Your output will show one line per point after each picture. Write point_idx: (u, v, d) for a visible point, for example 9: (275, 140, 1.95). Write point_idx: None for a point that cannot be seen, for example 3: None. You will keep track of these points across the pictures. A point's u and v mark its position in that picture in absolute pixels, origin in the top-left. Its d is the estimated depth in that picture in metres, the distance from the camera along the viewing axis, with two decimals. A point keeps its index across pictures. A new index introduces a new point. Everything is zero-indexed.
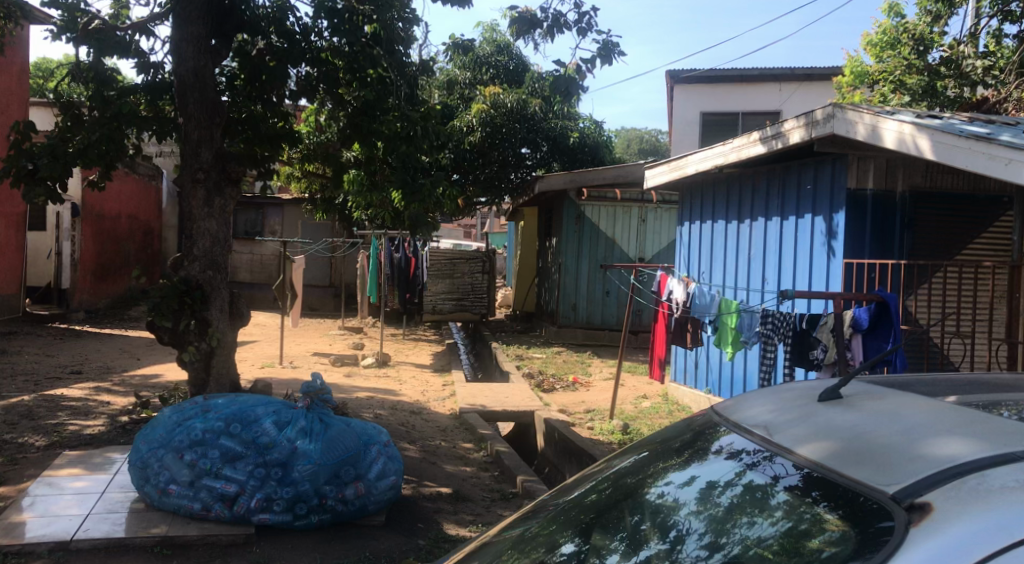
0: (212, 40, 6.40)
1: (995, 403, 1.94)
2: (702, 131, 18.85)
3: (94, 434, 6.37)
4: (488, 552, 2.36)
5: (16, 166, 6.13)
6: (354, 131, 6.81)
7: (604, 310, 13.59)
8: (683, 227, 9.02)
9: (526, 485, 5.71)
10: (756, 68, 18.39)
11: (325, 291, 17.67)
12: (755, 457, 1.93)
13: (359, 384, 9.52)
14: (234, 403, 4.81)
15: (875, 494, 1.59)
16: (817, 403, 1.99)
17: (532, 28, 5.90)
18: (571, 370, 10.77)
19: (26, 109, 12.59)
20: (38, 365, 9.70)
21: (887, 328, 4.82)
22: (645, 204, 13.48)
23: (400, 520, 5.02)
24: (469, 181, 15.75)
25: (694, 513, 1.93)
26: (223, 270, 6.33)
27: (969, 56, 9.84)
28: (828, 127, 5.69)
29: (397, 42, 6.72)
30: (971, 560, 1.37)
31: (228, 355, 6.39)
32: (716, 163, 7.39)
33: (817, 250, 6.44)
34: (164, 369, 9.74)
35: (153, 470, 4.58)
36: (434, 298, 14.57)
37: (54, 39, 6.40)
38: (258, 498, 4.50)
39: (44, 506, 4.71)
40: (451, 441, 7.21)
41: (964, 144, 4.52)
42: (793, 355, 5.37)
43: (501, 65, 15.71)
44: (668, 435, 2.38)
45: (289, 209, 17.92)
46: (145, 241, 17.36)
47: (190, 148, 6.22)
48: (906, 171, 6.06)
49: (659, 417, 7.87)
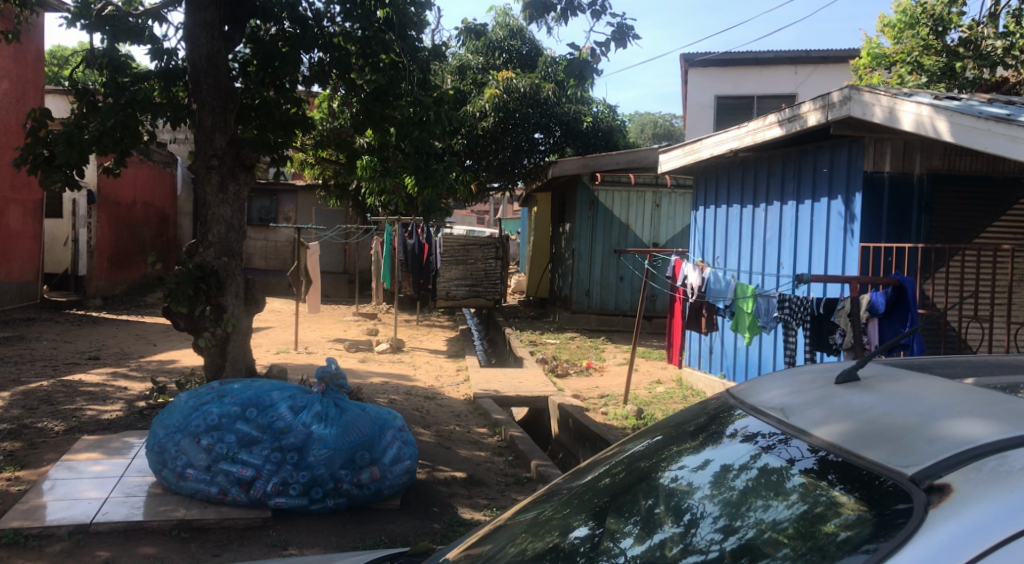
0: (224, 27, 6.42)
1: (1015, 386, 1.92)
2: (716, 114, 18.71)
3: (112, 419, 6.44)
4: (503, 535, 2.36)
5: (33, 154, 6.18)
6: (367, 116, 6.94)
7: (618, 295, 13.61)
8: (697, 212, 8.99)
9: (540, 469, 5.72)
10: (772, 51, 18.17)
11: (339, 277, 17.78)
12: (769, 440, 1.91)
13: (373, 370, 9.60)
14: (250, 387, 4.81)
15: (892, 476, 1.58)
16: (834, 385, 1.97)
17: (545, 12, 5.85)
18: (584, 355, 10.76)
19: (41, 96, 12.65)
20: (57, 350, 9.81)
21: (904, 312, 4.77)
22: (659, 189, 13.43)
23: (416, 504, 5.07)
24: (482, 167, 15.87)
25: (708, 497, 1.92)
26: (237, 256, 6.37)
27: (988, 37, 9.35)
28: (844, 110, 5.61)
29: (409, 27, 6.62)
30: (978, 550, 1.36)
31: (244, 340, 6.44)
32: (732, 147, 7.31)
33: (833, 233, 6.38)
34: (180, 355, 9.83)
35: (170, 454, 4.62)
36: (447, 284, 14.65)
37: (69, 25, 6.42)
38: (274, 482, 4.54)
39: (64, 490, 4.77)
40: (465, 426, 7.24)
41: (984, 126, 4.47)
42: (813, 338, 5.34)
43: (514, 50, 15.68)
44: (683, 418, 2.37)
45: (303, 196, 18.00)
46: (161, 227, 17.48)
47: (203, 134, 6.23)
48: (924, 154, 5.99)
49: (673, 402, 7.88)
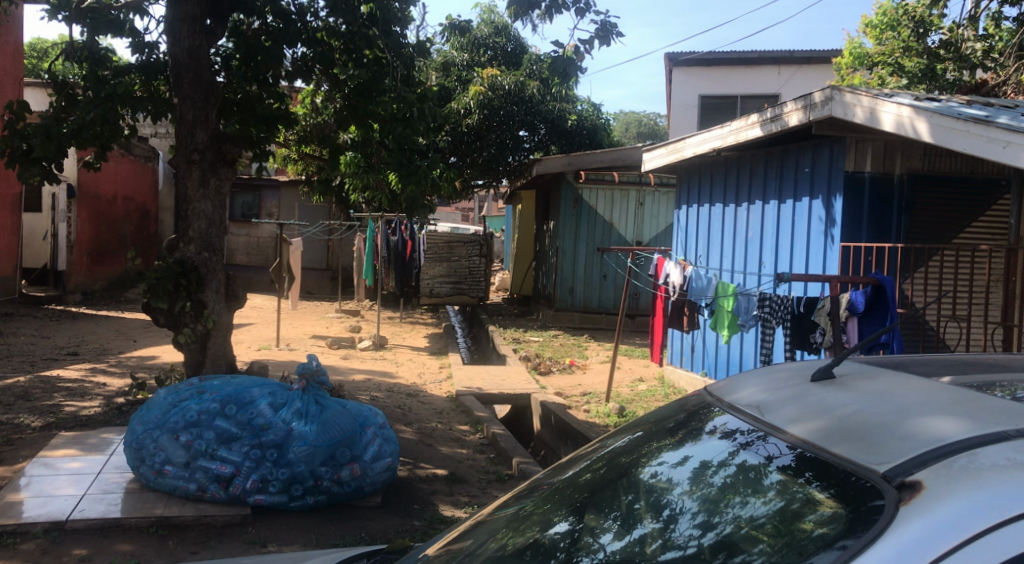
0: (206, 20, 6.35)
1: (990, 385, 1.93)
2: (700, 114, 18.79)
3: (90, 415, 6.39)
4: (482, 531, 2.36)
5: (10, 146, 6.05)
6: (351, 112, 6.94)
7: (601, 293, 13.65)
8: (680, 211, 9.03)
9: (522, 467, 5.72)
10: (755, 51, 18.26)
11: (321, 274, 17.72)
12: (748, 436, 1.92)
13: (355, 367, 9.54)
14: (230, 384, 4.78)
15: (865, 473, 1.59)
16: (809, 382, 1.99)
17: (530, 9, 5.84)
18: (567, 353, 10.78)
19: (19, 88, 12.51)
20: (35, 346, 9.71)
21: (884, 311, 4.81)
22: (643, 187, 13.49)
23: (397, 501, 5.06)
24: (467, 165, 15.80)
25: (687, 493, 1.92)
26: (218, 252, 6.32)
27: (969, 39, 9.61)
28: (826, 111, 5.65)
29: (394, 22, 6.54)
30: (939, 551, 1.37)
31: (224, 337, 6.39)
32: (715, 146, 7.34)
33: (815, 235, 6.42)
34: (160, 351, 9.75)
35: (148, 451, 4.58)
36: (431, 281, 14.58)
37: (48, 17, 6.35)
38: (253, 479, 4.52)
39: (40, 486, 4.72)
40: (447, 423, 7.21)
41: (963, 127, 4.50)
42: (793, 337, 5.37)
43: (499, 47, 15.67)
44: (663, 414, 2.38)
45: (286, 191, 17.92)
46: (142, 223, 17.35)
47: (184, 129, 6.18)
48: (904, 154, 6.05)
49: (655, 400, 7.91)
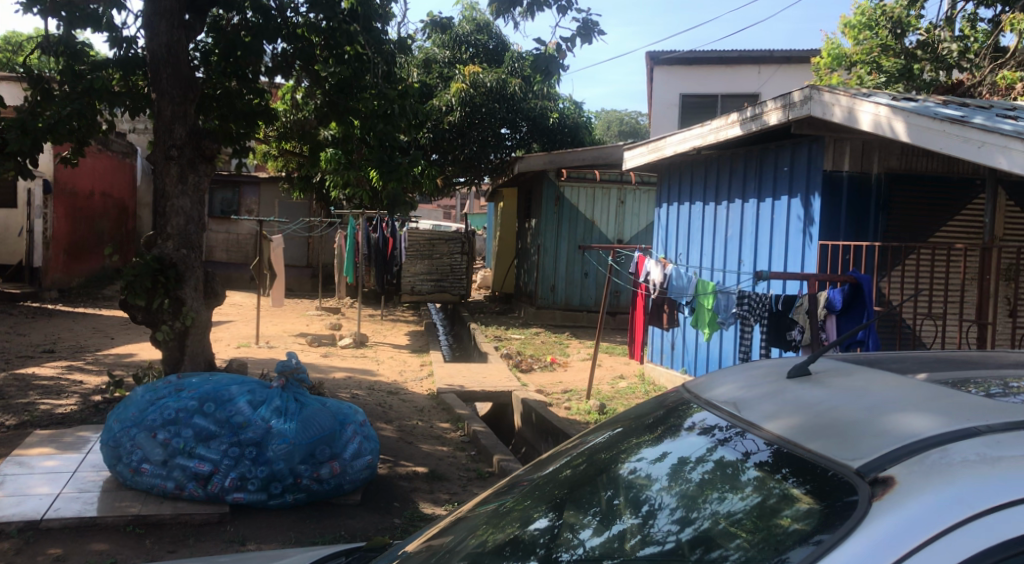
0: (185, 15, 6.28)
1: (963, 381, 1.95)
2: (681, 113, 18.88)
3: (66, 413, 6.32)
4: (461, 528, 2.35)
5: None
6: (331, 109, 6.79)
7: (583, 291, 13.68)
8: (661, 210, 9.07)
9: (502, 464, 5.72)
10: (736, 50, 18.35)
11: (302, 271, 17.63)
12: (726, 433, 1.93)
13: (336, 365, 9.51)
14: (208, 381, 4.75)
15: (840, 469, 1.60)
16: (785, 378, 2.01)
17: (512, 6, 5.82)
18: (549, 350, 10.81)
19: None
20: (10, 343, 9.59)
21: (861, 310, 4.87)
22: (624, 185, 13.53)
23: (377, 499, 5.05)
24: (448, 161, 15.71)
25: (665, 489, 1.93)
26: (196, 248, 6.27)
27: (945, 40, 9.92)
28: (805, 110, 5.69)
29: (374, 19, 6.50)
30: (909, 546, 1.39)
31: (202, 334, 6.33)
32: (694, 145, 7.38)
33: (794, 234, 6.47)
34: (138, 348, 9.66)
35: (125, 449, 4.53)
36: (412, 278, 14.47)
37: (24, 10, 6.26)
38: (232, 477, 4.48)
39: (14, 485, 4.67)
40: (428, 421, 7.21)
41: (939, 128, 4.54)
42: (770, 333, 5.40)
43: (480, 45, 15.64)
44: (642, 410, 2.39)
45: (265, 188, 17.81)
46: (119, 219, 17.17)
47: (163, 124, 6.13)
48: (881, 154, 6.12)
49: (636, 397, 7.94)
